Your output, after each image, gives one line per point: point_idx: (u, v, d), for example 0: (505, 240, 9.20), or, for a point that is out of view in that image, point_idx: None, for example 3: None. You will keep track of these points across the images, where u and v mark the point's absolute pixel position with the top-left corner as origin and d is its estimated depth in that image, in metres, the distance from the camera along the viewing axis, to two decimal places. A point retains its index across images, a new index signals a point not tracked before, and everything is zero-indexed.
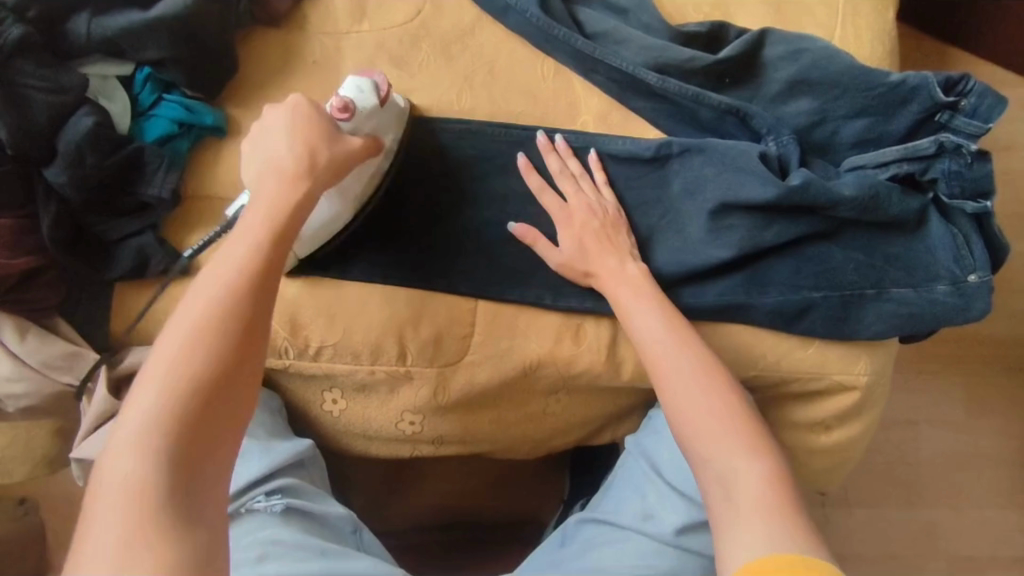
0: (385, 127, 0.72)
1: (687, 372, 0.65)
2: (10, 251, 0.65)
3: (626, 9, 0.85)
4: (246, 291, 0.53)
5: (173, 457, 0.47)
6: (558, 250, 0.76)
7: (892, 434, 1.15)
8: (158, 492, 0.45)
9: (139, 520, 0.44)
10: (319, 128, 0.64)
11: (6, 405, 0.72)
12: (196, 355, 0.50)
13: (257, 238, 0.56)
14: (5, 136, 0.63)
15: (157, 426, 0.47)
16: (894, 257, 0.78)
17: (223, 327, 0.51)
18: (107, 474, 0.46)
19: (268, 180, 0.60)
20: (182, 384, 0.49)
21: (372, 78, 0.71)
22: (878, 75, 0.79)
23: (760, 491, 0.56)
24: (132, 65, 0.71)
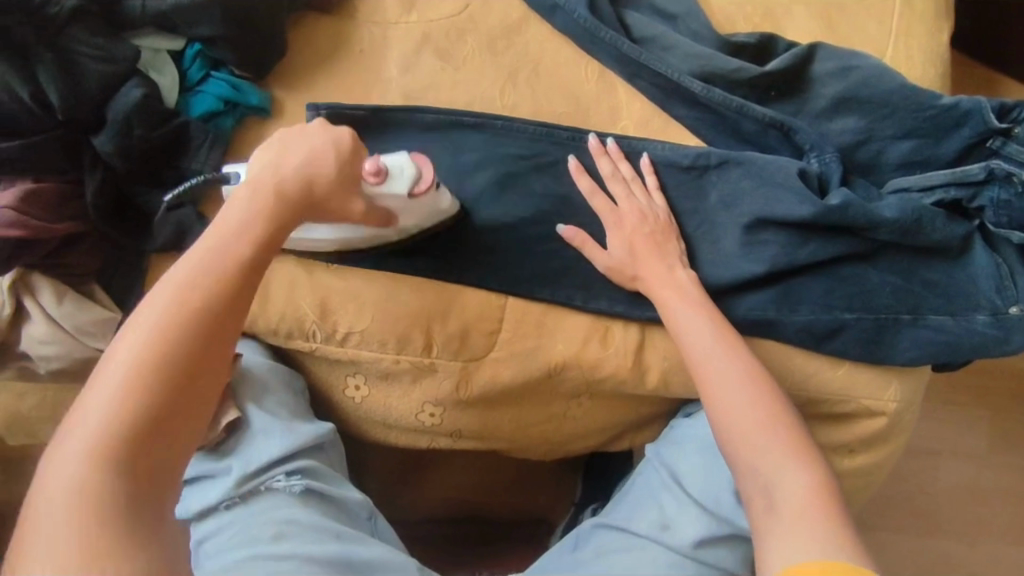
0: (410, 213, 0.71)
1: (734, 380, 0.66)
2: (51, 215, 0.66)
3: (676, 15, 0.84)
4: (218, 296, 0.52)
5: (129, 471, 0.45)
6: (608, 254, 0.76)
7: (913, 463, 1.13)
8: (111, 503, 0.44)
9: (87, 535, 0.42)
10: (335, 165, 0.62)
11: (37, 365, 0.73)
12: (159, 364, 0.48)
13: (237, 240, 0.55)
14: (57, 100, 0.63)
15: (110, 438, 0.45)
16: (933, 283, 0.77)
17: (188, 337, 0.49)
18: (52, 479, 0.44)
19: (262, 188, 0.58)
20: (141, 395, 0.47)
21: (422, 170, 0.70)
22: (930, 97, 0.78)
23: (810, 501, 0.58)
24: (184, 40, 0.71)
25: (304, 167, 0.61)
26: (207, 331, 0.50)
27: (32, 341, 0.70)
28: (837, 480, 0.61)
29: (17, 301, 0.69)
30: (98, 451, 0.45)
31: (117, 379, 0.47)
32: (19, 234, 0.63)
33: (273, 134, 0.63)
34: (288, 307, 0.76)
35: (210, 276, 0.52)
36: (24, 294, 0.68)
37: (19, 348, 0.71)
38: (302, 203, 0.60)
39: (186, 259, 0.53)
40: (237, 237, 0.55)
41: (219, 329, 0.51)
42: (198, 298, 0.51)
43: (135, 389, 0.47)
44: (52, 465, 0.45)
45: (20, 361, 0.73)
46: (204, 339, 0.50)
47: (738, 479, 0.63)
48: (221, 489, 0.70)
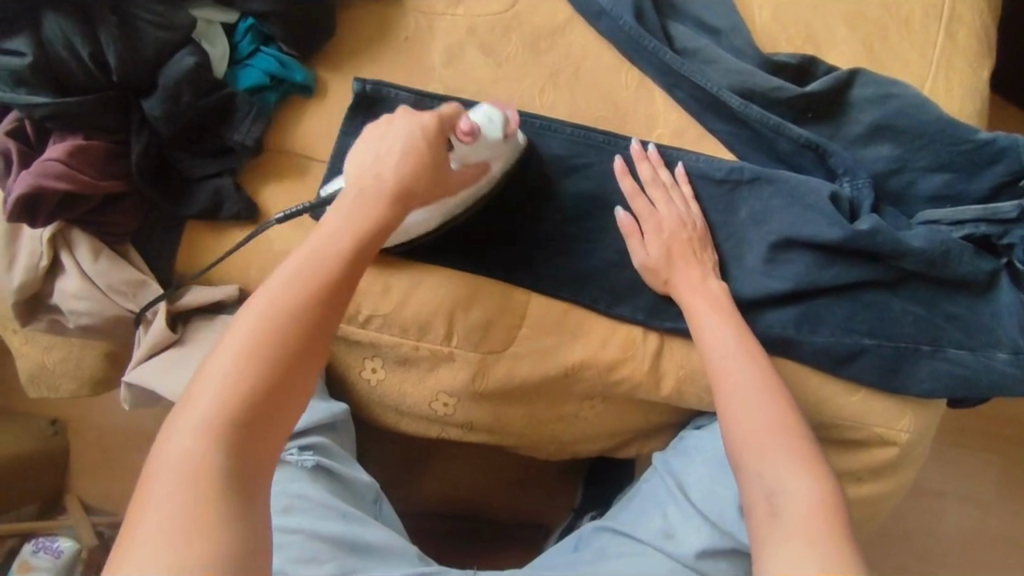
0: (495, 159, 0.74)
1: (749, 387, 0.67)
2: (98, 173, 0.67)
3: (721, 29, 0.84)
4: (324, 290, 0.56)
5: (237, 441, 0.49)
6: (645, 251, 0.76)
7: (915, 501, 1.12)
8: (221, 470, 0.47)
9: (199, 495, 0.45)
10: (432, 154, 0.66)
11: (66, 320, 0.74)
12: (269, 349, 0.52)
13: (343, 238, 0.59)
14: (114, 61, 0.65)
15: (223, 413, 0.49)
16: (955, 316, 0.77)
17: (294, 329, 0.53)
18: (172, 445, 0.48)
19: (363, 187, 0.62)
20: (252, 372, 0.51)
21: (504, 113, 0.72)
22: (966, 131, 0.78)
23: (816, 510, 0.58)
24: (237, 14, 0.73)
25: (401, 164, 0.64)
26: (312, 326, 0.54)
27: (65, 295, 0.72)
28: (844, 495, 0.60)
29: (54, 254, 0.71)
30: (209, 426, 0.48)
31: (229, 363, 0.51)
32: (67, 187, 0.65)
33: (365, 128, 0.68)
34: None
35: (315, 273, 0.56)
36: (62, 248, 0.71)
37: (51, 301, 0.73)
38: (396, 206, 0.63)
39: (297, 254, 0.57)
40: (340, 234, 0.59)
41: (322, 321, 0.55)
42: (307, 294, 0.55)
43: (246, 372, 0.50)
44: (166, 439, 0.48)
45: (51, 314, 0.75)
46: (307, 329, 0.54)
47: (743, 484, 0.63)
48: None
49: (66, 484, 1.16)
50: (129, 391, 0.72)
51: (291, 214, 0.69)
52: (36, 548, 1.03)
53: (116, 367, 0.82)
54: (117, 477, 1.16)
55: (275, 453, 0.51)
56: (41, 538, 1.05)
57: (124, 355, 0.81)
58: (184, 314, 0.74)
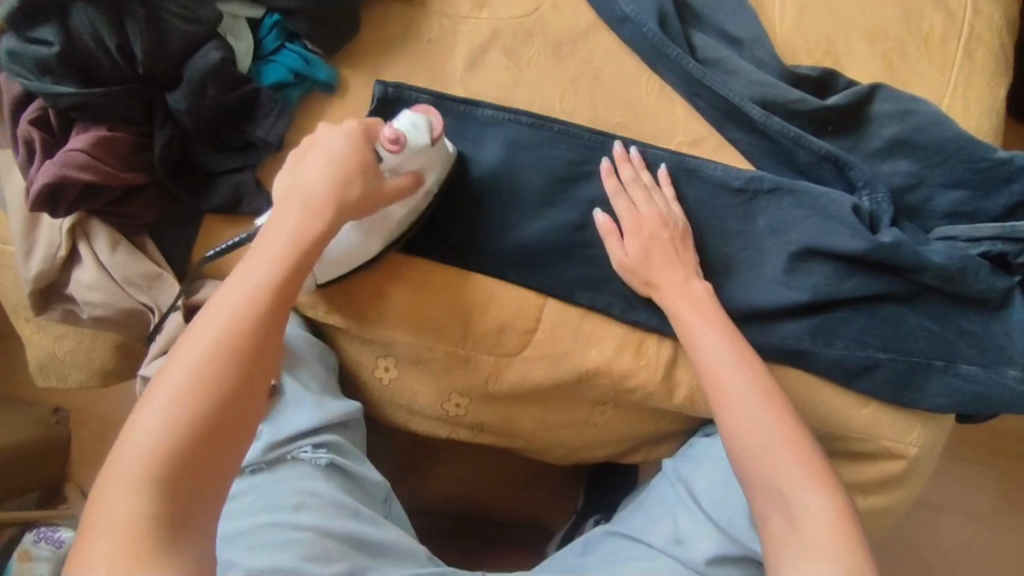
0: (431, 167, 0.71)
1: (754, 400, 0.66)
2: (121, 164, 0.67)
3: (743, 40, 0.84)
4: (257, 320, 0.55)
5: (173, 487, 0.48)
6: (623, 251, 0.76)
7: (916, 514, 1.13)
8: (157, 518, 0.46)
9: (135, 547, 0.45)
10: (361, 163, 0.65)
11: (81, 311, 0.74)
12: (204, 388, 0.51)
13: (275, 264, 0.58)
14: (141, 54, 0.64)
15: (156, 459, 0.48)
16: (968, 333, 0.77)
17: (227, 365, 0.52)
18: (106, 497, 0.47)
19: (294, 207, 0.61)
20: (184, 415, 0.50)
21: (429, 117, 0.69)
22: (985, 149, 0.79)
23: (834, 527, 0.58)
24: (263, 10, 0.73)
25: (330, 177, 0.63)
26: (245, 362, 0.53)
27: (80, 286, 0.71)
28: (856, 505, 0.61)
29: (72, 244, 0.71)
30: (142, 476, 0.47)
31: (161, 408, 0.50)
32: (90, 178, 0.65)
33: (294, 149, 0.66)
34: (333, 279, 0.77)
35: (247, 305, 0.55)
36: (80, 239, 0.70)
37: (66, 292, 0.73)
38: (334, 220, 0.62)
39: (229, 285, 0.56)
40: (273, 261, 0.58)
41: (257, 355, 0.54)
42: (240, 327, 0.54)
43: (178, 415, 0.50)
44: (100, 493, 0.47)
45: (65, 305, 0.74)
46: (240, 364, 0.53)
47: (758, 501, 0.62)
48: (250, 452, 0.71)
49: (67, 474, 1.16)
50: (144, 384, 0.72)
51: (223, 252, 0.69)
52: (38, 538, 1.03)
53: (127, 360, 0.82)
54: None
55: (219, 492, 0.51)
56: (42, 528, 1.04)
57: (136, 348, 0.81)
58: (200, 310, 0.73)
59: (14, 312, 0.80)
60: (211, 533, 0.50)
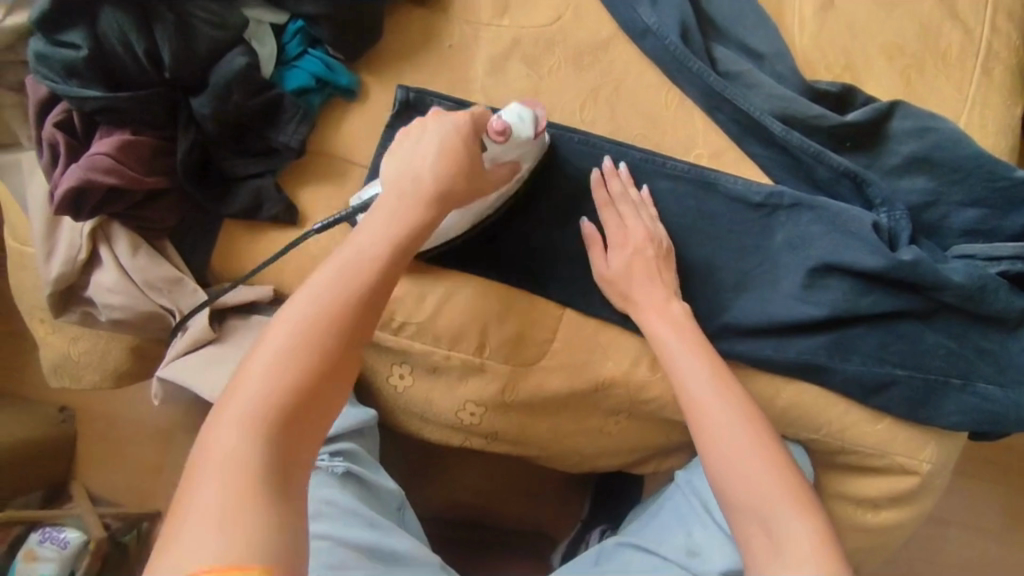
0: (527, 158, 0.73)
1: (732, 427, 0.66)
2: (144, 168, 0.67)
3: (763, 54, 0.84)
4: (364, 292, 0.57)
5: (275, 438, 0.49)
6: (605, 263, 0.76)
7: (921, 528, 1.13)
8: (262, 466, 0.47)
9: (242, 487, 0.46)
10: (468, 155, 0.65)
11: (99, 313, 0.74)
12: (311, 347, 0.53)
13: (384, 239, 0.60)
14: (169, 59, 0.65)
15: (265, 409, 0.50)
16: (986, 351, 0.78)
17: (334, 328, 0.54)
18: (215, 439, 0.48)
19: (400, 188, 0.63)
20: (292, 371, 0.52)
21: (534, 111, 0.70)
22: (1004, 168, 0.79)
23: (814, 551, 0.57)
24: (287, 15, 0.73)
25: (438, 163, 0.63)
26: (348, 328, 0.55)
27: (100, 289, 0.71)
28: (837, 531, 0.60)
29: (93, 247, 0.71)
30: (252, 423, 0.49)
31: (272, 360, 0.52)
32: (115, 182, 0.65)
33: (399, 132, 0.67)
34: None
35: (356, 274, 0.57)
36: (102, 242, 0.70)
37: (86, 294, 0.73)
38: (438, 210, 0.63)
39: (340, 255, 0.58)
40: (380, 238, 0.60)
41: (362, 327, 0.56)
42: (349, 294, 0.56)
43: (287, 370, 0.51)
44: (210, 434, 0.49)
45: (84, 307, 0.74)
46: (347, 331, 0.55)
47: (736, 523, 0.63)
48: None
49: (73, 473, 1.15)
50: (162, 386, 0.72)
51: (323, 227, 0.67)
52: (43, 538, 1.02)
53: (141, 361, 0.81)
54: (125, 467, 1.15)
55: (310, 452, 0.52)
56: (47, 528, 1.03)
57: (152, 350, 0.80)
58: (224, 312, 0.74)
59: (30, 312, 0.80)
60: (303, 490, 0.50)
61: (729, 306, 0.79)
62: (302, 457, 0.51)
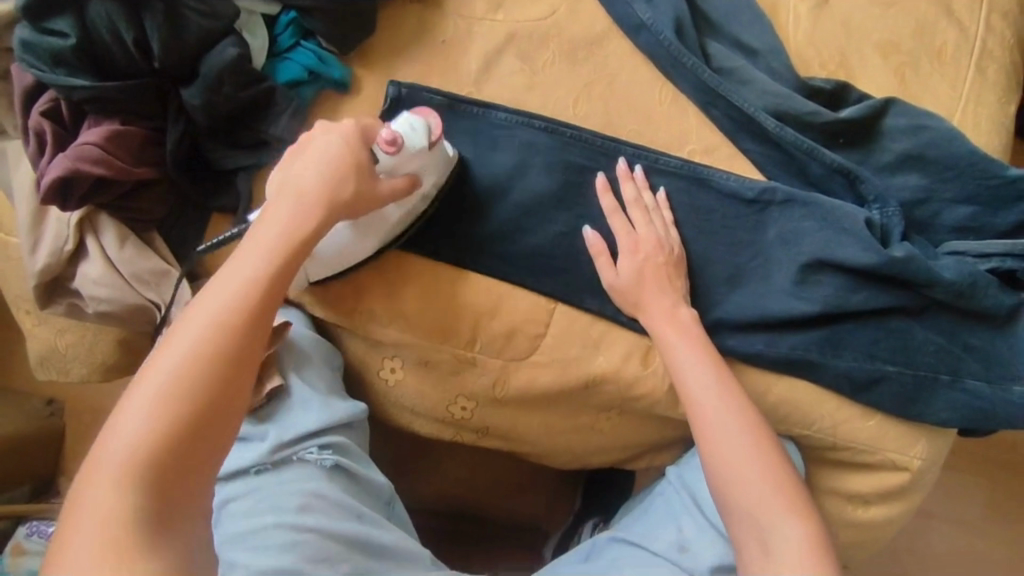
0: (428, 169, 0.71)
1: (733, 431, 0.67)
2: (132, 159, 0.66)
3: (758, 50, 0.84)
4: (247, 311, 0.54)
5: (157, 482, 0.47)
6: (615, 273, 0.76)
7: (908, 524, 1.14)
8: (140, 513, 0.45)
9: (122, 543, 0.44)
10: (357, 166, 0.64)
11: (86, 305, 0.73)
12: (189, 379, 0.50)
13: (270, 255, 0.58)
14: (158, 48, 0.64)
15: (143, 453, 0.47)
16: (974, 348, 0.78)
17: (217, 356, 0.52)
18: (87, 494, 0.46)
19: (288, 200, 0.61)
20: (170, 410, 0.49)
21: (427, 119, 0.69)
22: (996, 166, 0.79)
23: (806, 555, 0.59)
24: (280, 7, 0.72)
25: (329, 172, 0.62)
26: (232, 354, 0.52)
27: (86, 281, 0.71)
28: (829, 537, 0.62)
29: (80, 238, 0.70)
30: (128, 470, 0.46)
31: (146, 400, 0.49)
32: (103, 173, 0.64)
33: (288, 147, 0.66)
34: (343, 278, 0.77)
35: (237, 295, 0.54)
36: (88, 232, 0.70)
37: (72, 285, 0.72)
38: (327, 217, 0.62)
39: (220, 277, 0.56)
40: (266, 255, 0.58)
41: (248, 351, 0.54)
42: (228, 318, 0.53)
43: (165, 408, 0.49)
44: (82, 489, 0.46)
45: (70, 299, 0.73)
46: (230, 357, 0.52)
47: (731, 525, 0.65)
48: (251, 453, 0.70)
49: (61, 467, 1.14)
50: None
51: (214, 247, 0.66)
52: (31, 532, 1.01)
53: (129, 354, 0.81)
54: None
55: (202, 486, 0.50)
56: (35, 522, 1.03)
57: (139, 343, 0.80)
58: None
59: (15, 303, 0.79)
60: (194, 529, 0.48)
61: (721, 300, 0.79)
62: (191, 495, 0.49)
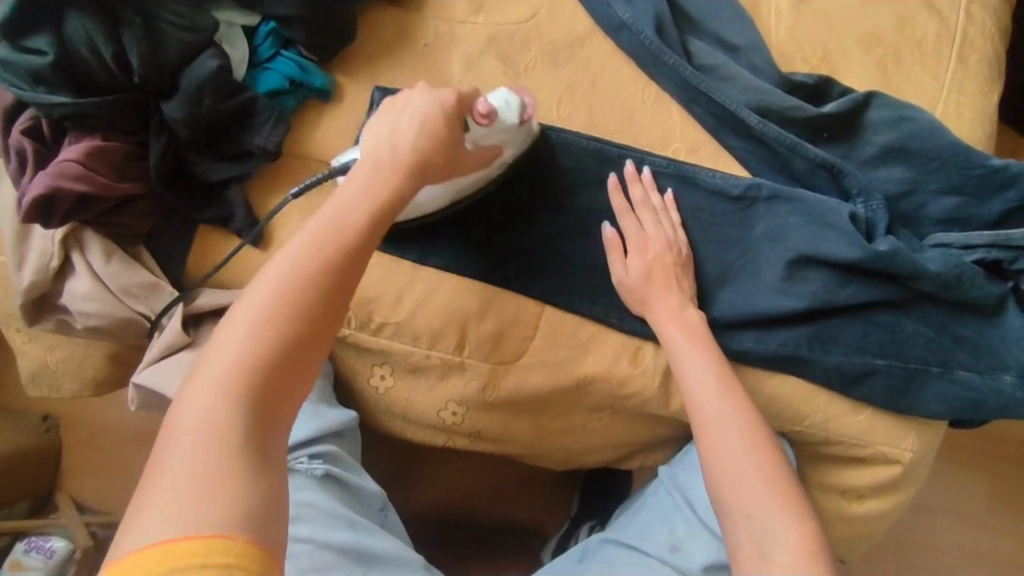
0: (510, 143, 0.74)
1: (732, 433, 0.66)
2: (114, 174, 0.66)
3: (739, 46, 0.84)
4: (347, 251, 0.54)
5: (251, 404, 0.47)
6: (624, 269, 0.76)
7: (907, 516, 1.14)
8: (234, 431, 0.45)
9: (213, 458, 0.43)
10: (452, 134, 0.63)
11: (74, 321, 0.73)
12: (291, 308, 0.50)
13: (370, 200, 0.57)
14: (137, 63, 0.64)
15: (241, 374, 0.47)
16: (963, 339, 0.78)
17: (316, 291, 0.51)
18: (187, 406, 0.46)
19: (383, 152, 0.60)
20: (269, 336, 0.49)
21: (523, 100, 0.73)
22: (979, 156, 0.79)
23: (802, 555, 0.58)
24: (259, 17, 0.72)
25: (420, 135, 0.61)
26: (330, 290, 0.52)
27: (74, 296, 0.70)
28: (826, 540, 0.61)
29: (66, 254, 0.70)
30: (226, 386, 0.47)
31: (247, 322, 0.49)
32: (85, 189, 0.64)
33: (384, 101, 0.65)
34: None
35: (338, 235, 0.54)
36: (74, 248, 0.70)
37: (60, 302, 0.72)
38: (418, 174, 0.61)
39: (320, 216, 0.55)
40: (361, 201, 0.57)
41: (342, 294, 0.53)
42: (329, 253, 0.53)
43: (264, 332, 0.49)
44: (185, 399, 0.47)
45: (58, 315, 0.73)
46: (324, 292, 0.52)
47: (727, 526, 0.63)
48: None
49: (58, 483, 1.15)
50: (138, 392, 0.71)
51: (305, 189, 0.67)
52: (28, 548, 1.02)
53: (120, 369, 0.81)
54: (110, 474, 1.14)
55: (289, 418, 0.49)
56: (32, 538, 1.03)
57: (129, 356, 0.80)
58: (197, 318, 0.73)
59: (4, 321, 0.79)
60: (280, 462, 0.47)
61: (710, 299, 0.79)
62: (279, 425, 0.48)
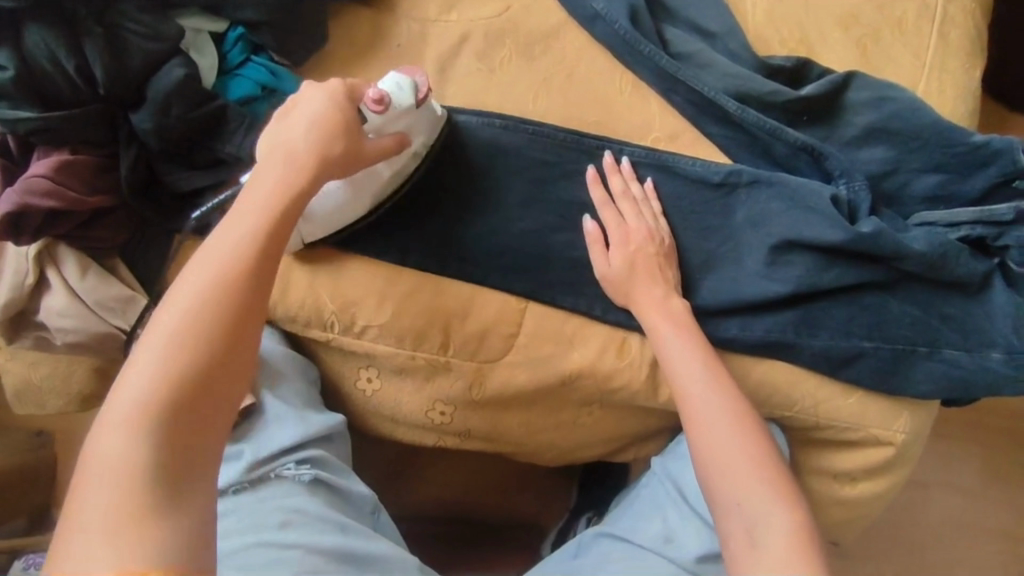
0: (416, 127, 0.71)
1: (724, 423, 0.66)
2: (84, 188, 0.66)
3: (715, 33, 0.84)
4: (249, 267, 0.52)
5: (167, 437, 0.46)
6: (607, 263, 0.75)
7: (903, 495, 1.13)
8: (150, 468, 0.45)
9: (130, 499, 0.43)
10: (342, 125, 0.61)
11: (53, 337, 0.73)
12: (196, 335, 0.49)
13: (266, 212, 0.55)
14: (101, 75, 0.63)
15: (147, 410, 0.46)
16: (950, 317, 0.77)
17: (219, 314, 0.50)
18: (97, 446, 0.45)
19: (277, 162, 0.58)
20: (174, 366, 0.48)
21: (413, 78, 0.67)
22: (961, 134, 0.79)
23: (791, 546, 0.58)
24: (226, 23, 0.71)
25: (311, 135, 0.59)
26: (233, 310, 0.51)
27: (50, 313, 0.70)
28: (817, 528, 0.61)
29: (41, 271, 0.70)
30: (131, 424, 0.46)
31: (151, 355, 0.48)
32: (55, 205, 0.64)
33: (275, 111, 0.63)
34: (306, 288, 0.76)
35: (235, 252, 0.53)
36: (48, 264, 0.69)
37: (38, 318, 0.72)
38: (318, 176, 0.59)
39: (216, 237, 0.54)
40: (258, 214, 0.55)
41: (248, 311, 0.52)
42: (228, 273, 0.51)
43: (170, 364, 0.48)
44: (94, 439, 0.46)
45: (36, 332, 0.73)
46: (229, 313, 0.50)
47: (719, 517, 0.63)
48: (230, 473, 0.70)
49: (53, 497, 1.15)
50: None
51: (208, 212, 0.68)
52: (27, 565, 0.98)
53: (106, 383, 0.80)
54: None
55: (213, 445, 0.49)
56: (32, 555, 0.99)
57: (112, 370, 0.79)
58: None
59: None
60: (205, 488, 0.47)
61: (694, 288, 0.78)
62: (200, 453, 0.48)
